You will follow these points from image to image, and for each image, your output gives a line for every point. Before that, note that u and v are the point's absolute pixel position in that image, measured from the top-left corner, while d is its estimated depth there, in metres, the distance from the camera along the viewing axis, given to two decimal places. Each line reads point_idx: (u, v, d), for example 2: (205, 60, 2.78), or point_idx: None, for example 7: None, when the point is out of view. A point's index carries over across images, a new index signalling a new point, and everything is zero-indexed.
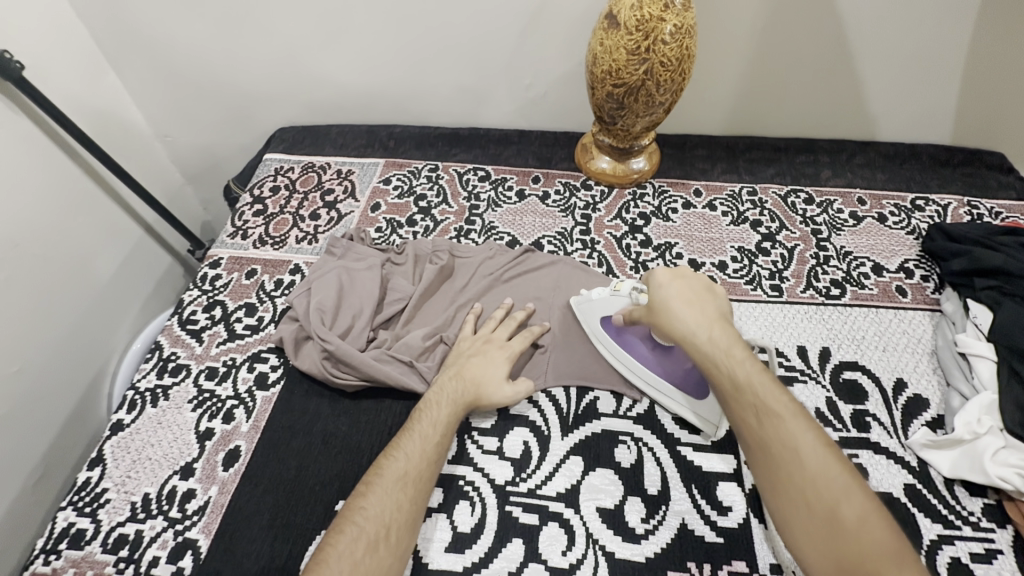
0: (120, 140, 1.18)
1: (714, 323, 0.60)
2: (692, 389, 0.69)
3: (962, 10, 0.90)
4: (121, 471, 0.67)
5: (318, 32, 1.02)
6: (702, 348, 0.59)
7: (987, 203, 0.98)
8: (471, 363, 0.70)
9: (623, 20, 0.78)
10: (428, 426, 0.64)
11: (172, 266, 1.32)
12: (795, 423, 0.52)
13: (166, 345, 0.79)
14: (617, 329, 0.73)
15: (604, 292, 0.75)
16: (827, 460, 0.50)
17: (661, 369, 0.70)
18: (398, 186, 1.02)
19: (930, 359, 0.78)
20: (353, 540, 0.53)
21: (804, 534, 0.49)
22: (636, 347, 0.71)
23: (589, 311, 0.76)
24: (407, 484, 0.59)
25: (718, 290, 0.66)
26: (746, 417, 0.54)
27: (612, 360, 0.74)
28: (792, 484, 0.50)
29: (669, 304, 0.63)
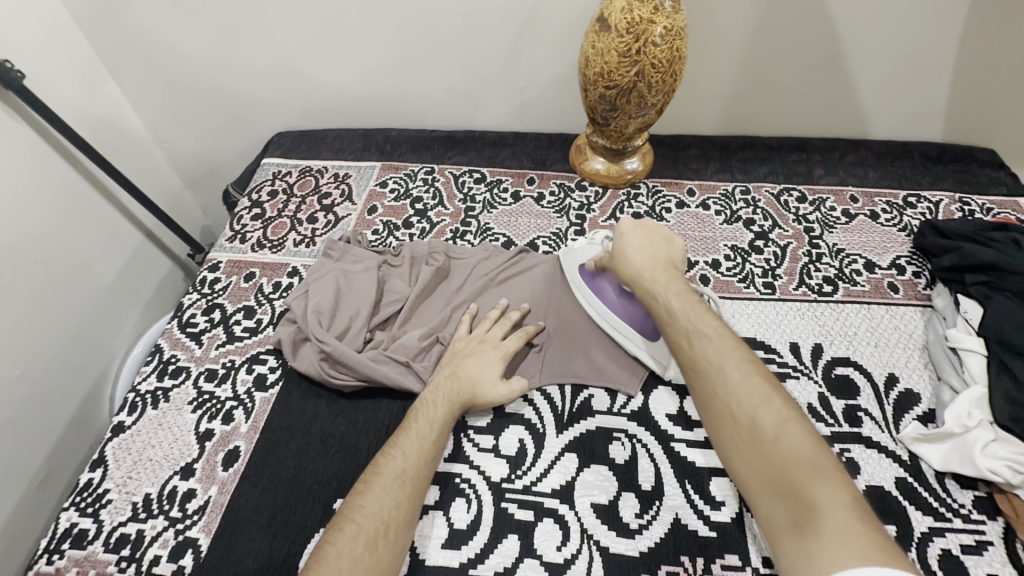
0: (120, 147, 1.19)
1: (660, 267, 0.73)
2: (650, 331, 0.75)
3: (951, 8, 0.91)
4: (122, 472, 0.68)
5: (314, 37, 1.04)
6: (648, 290, 0.72)
7: (978, 199, 0.98)
8: (466, 362, 0.71)
9: (614, 23, 0.80)
10: (425, 425, 0.65)
11: (172, 271, 1.33)
12: (718, 346, 0.63)
13: (166, 348, 0.80)
14: (591, 275, 0.81)
15: (583, 243, 0.85)
16: (747, 375, 0.60)
17: (625, 312, 0.77)
18: (395, 189, 1.03)
19: (921, 355, 0.79)
20: (353, 537, 0.54)
21: (731, 439, 0.58)
22: (605, 290, 0.79)
23: (570, 261, 0.84)
24: (405, 483, 0.59)
25: (674, 241, 0.79)
26: (681, 344, 0.66)
27: (584, 304, 0.79)
28: (717, 399, 0.60)
29: (625, 252, 0.76)
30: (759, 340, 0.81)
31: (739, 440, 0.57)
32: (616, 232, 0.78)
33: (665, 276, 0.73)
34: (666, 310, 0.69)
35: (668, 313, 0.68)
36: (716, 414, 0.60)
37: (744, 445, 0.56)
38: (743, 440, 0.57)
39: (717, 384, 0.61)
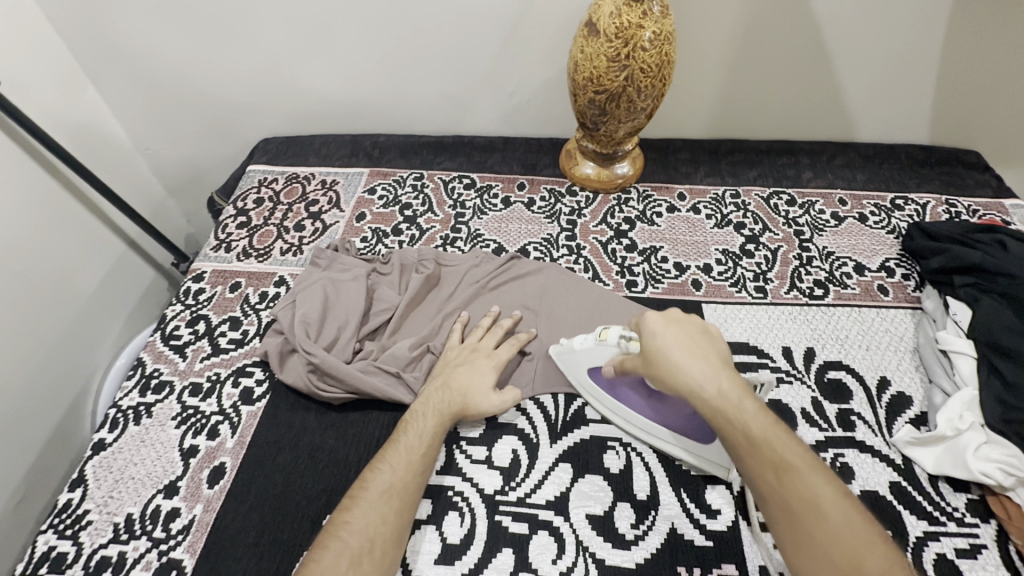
0: (100, 153, 1.17)
1: (722, 376, 0.56)
2: (698, 434, 0.65)
3: (935, 13, 0.92)
4: (103, 492, 0.66)
5: (299, 42, 1.02)
6: (714, 404, 0.54)
7: (964, 201, 0.99)
8: (459, 371, 0.70)
9: (602, 28, 0.79)
10: (414, 437, 0.63)
11: (156, 280, 1.30)
12: (813, 477, 0.50)
13: (149, 362, 0.78)
14: (608, 380, 0.69)
15: (584, 341, 0.69)
16: (849, 516, 0.49)
17: (661, 419, 0.67)
18: (383, 195, 1.02)
19: (912, 357, 0.79)
20: (338, 554, 0.53)
21: None
22: (629, 397, 0.68)
23: (575, 362, 0.71)
24: (392, 497, 0.58)
25: (710, 332, 0.62)
26: (762, 471, 0.51)
27: (608, 414, 0.70)
28: (824, 552, 0.47)
29: (672, 354, 0.58)
30: (751, 345, 0.81)
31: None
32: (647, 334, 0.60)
33: (730, 387, 0.55)
34: (741, 427, 0.53)
35: (747, 433, 0.52)
36: (816, 562, 0.47)
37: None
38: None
39: (817, 527, 0.48)
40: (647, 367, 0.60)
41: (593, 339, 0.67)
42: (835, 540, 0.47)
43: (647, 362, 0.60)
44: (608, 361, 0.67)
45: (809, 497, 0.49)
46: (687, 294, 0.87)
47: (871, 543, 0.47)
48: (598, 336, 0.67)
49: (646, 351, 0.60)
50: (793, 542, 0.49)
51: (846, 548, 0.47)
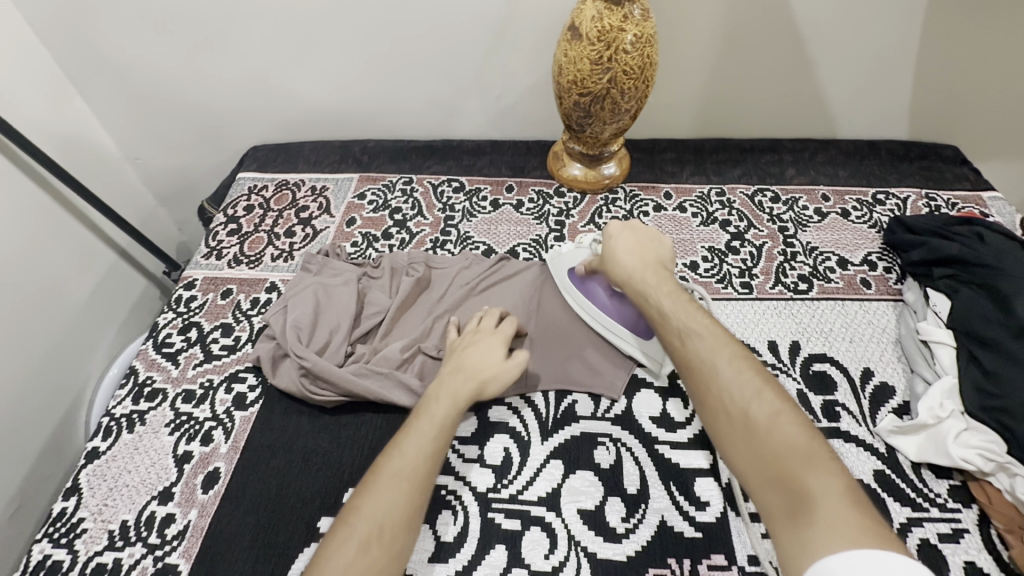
0: (89, 164, 1.17)
1: (650, 268, 0.72)
2: (642, 331, 0.77)
3: (910, 10, 0.94)
4: (98, 499, 0.66)
5: (287, 49, 1.03)
6: (637, 288, 0.71)
7: (943, 195, 1.02)
8: (470, 353, 0.71)
9: (585, 32, 0.81)
10: (428, 423, 0.62)
11: (147, 289, 1.30)
12: (711, 340, 0.61)
13: (141, 370, 0.78)
14: (580, 278, 0.82)
15: (572, 248, 0.87)
16: (743, 371, 0.57)
17: (616, 315, 0.78)
18: (373, 200, 1.03)
19: (895, 349, 0.80)
20: (348, 539, 0.52)
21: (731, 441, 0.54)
22: (595, 292, 0.80)
23: (558, 264, 0.86)
24: (404, 483, 0.57)
25: (664, 241, 0.78)
26: (671, 340, 0.64)
27: (575, 307, 0.81)
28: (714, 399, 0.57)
29: (615, 252, 0.76)
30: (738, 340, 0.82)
31: (734, 435, 0.54)
32: (606, 235, 0.77)
33: (654, 276, 0.71)
34: (656, 307, 0.68)
35: (659, 310, 0.67)
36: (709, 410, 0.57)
37: (740, 440, 0.53)
38: (740, 436, 0.54)
39: (709, 376, 0.58)
40: (604, 261, 0.77)
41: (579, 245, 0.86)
42: (723, 389, 0.57)
43: (602, 258, 0.78)
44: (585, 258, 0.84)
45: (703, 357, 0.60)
46: None
47: (757, 389, 0.56)
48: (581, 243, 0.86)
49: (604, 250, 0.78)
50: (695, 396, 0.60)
51: (735, 395, 0.56)
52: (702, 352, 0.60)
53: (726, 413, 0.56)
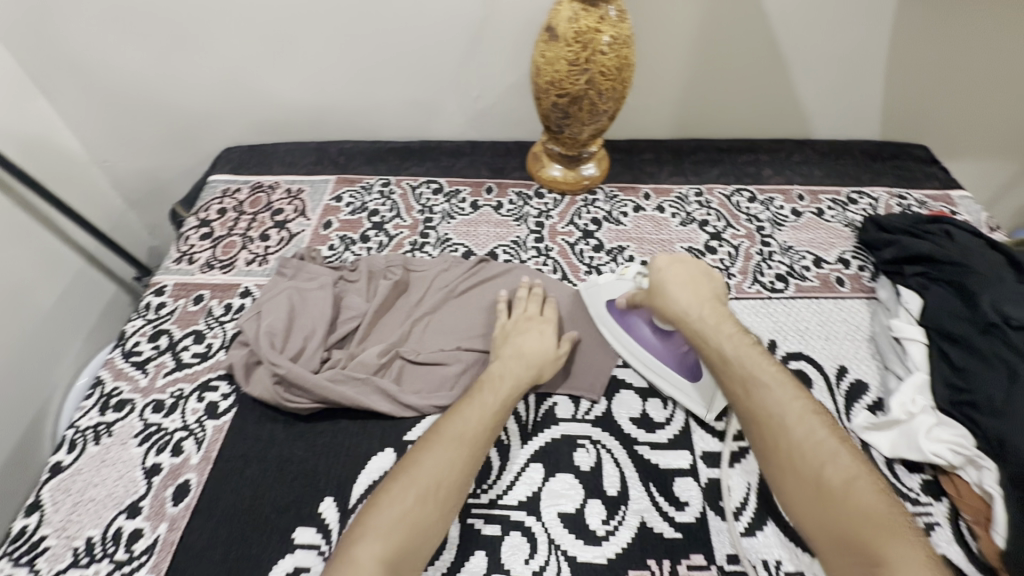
0: (54, 167, 1.13)
1: (706, 305, 0.70)
2: (689, 372, 0.73)
3: (879, 13, 0.96)
4: (61, 515, 0.63)
5: (260, 49, 1.01)
6: (692, 326, 0.68)
7: (914, 194, 1.04)
8: (524, 336, 0.74)
9: (562, 33, 0.81)
10: (490, 395, 0.65)
11: (118, 295, 1.27)
12: (781, 393, 0.59)
13: (108, 379, 0.76)
14: (621, 312, 0.78)
15: (614, 275, 0.83)
16: (816, 429, 0.57)
17: (661, 353, 0.74)
18: (351, 202, 1.01)
19: (868, 346, 0.82)
20: (409, 493, 0.54)
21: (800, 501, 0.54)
22: (637, 330, 0.76)
23: (597, 295, 0.82)
24: (464, 444, 0.59)
25: (715, 276, 0.75)
26: (734, 389, 0.62)
27: (613, 342, 0.78)
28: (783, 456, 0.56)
29: (665, 285, 0.72)
30: None
31: (801, 490, 0.54)
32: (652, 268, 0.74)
33: (711, 314, 0.69)
34: (716, 350, 0.65)
35: (720, 353, 0.65)
36: (775, 459, 0.56)
37: (813, 505, 0.52)
38: (809, 491, 0.53)
39: (778, 431, 0.57)
40: (650, 297, 0.73)
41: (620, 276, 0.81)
42: (794, 446, 0.56)
43: (650, 292, 0.74)
44: (625, 290, 0.79)
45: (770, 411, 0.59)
46: None
47: (832, 452, 0.55)
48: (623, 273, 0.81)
49: (652, 283, 0.74)
50: (758, 444, 0.59)
51: (806, 450, 0.55)
52: (769, 404, 0.59)
53: (794, 466, 0.55)
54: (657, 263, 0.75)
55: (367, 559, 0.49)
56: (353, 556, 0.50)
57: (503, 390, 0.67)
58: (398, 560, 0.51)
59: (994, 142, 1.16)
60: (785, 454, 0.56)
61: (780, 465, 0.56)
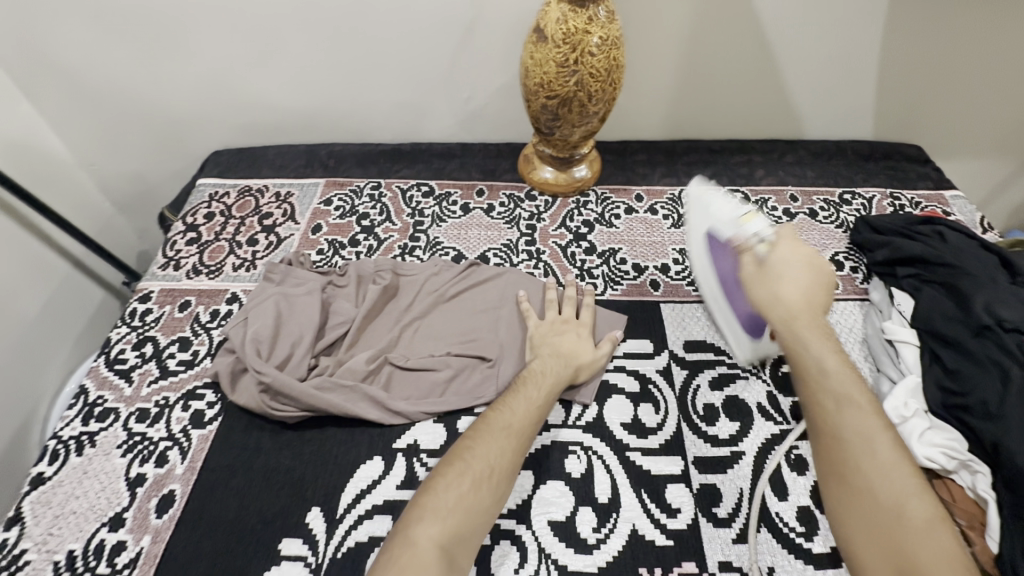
0: (40, 172, 1.12)
1: (811, 309, 0.67)
2: (744, 326, 0.77)
3: (870, 13, 0.95)
4: (43, 528, 0.62)
5: (245, 51, 1.00)
6: (787, 327, 0.66)
7: (907, 194, 1.03)
8: (564, 337, 0.76)
9: (550, 34, 0.80)
10: (533, 389, 0.68)
11: (106, 301, 1.26)
12: (866, 416, 0.58)
13: (92, 389, 0.74)
14: (716, 245, 0.80)
15: (733, 210, 0.78)
16: (893, 458, 0.55)
17: (731, 298, 0.78)
18: (340, 206, 1.00)
19: (861, 348, 0.81)
20: (465, 481, 0.58)
21: (851, 514, 0.55)
22: (725, 269, 0.78)
23: (703, 221, 0.82)
24: (511, 435, 0.62)
25: (830, 280, 0.70)
26: (816, 400, 0.61)
27: (697, 260, 0.83)
28: (848, 470, 0.56)
29: (774, 274, 0.70)
30: (709, 343, 0.81)
31: (850, 499, 0.55)
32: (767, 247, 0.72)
33: (814, 319, 0.66)
34: (807, 359, 0.64)
35: (810, 362, 0.63)
36: (829, 466, 0.58)
37: (867, 522, 0.53)
38: (863, 501, 0.54)
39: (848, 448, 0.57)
40: (757, 272, 0.71)
41: (738, 223, 0.76)
42: (862, 467, 0.56)
43: (759, 268, 0.71)
44: (732, 237, 0.76)
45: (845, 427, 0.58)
46: (645, 294, 0.88)
47: (907, 485, 0.53)
48: (744, 220, 0.76)
49: (764, 260, 0.71)
50: (817, 448, 0.60)
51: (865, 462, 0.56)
52: (848, 423, 0.58)
53: (849, 476, 0.56)
54: (782, 245, 0.72)
55: (427, 539, 0.53)
56: (411, 535, 0.53)
57: (546, 386, 0.68)
58: (452, 541, 0.54)
59: (987, 141, 1.16)
60: (842, 462, 0.57)
61: (834, 470, 0.57)
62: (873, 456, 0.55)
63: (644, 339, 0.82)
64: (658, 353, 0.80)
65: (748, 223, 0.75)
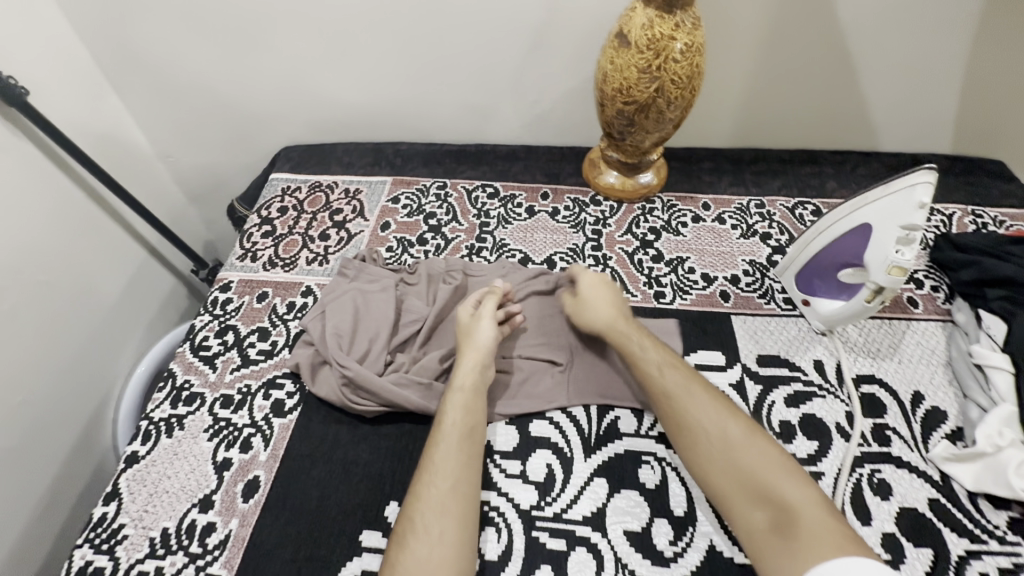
0: (122, 162, 1.17)
1: (619, 315, 0.75)
2: (805, 283, 0.83)
3: (963, 22, 0.91)
4: (139, 505, 0.65)
5: (323, 52, 1.02)
6: (613, 328, 0.74)
7: (990, 211, 0.99)
8: (468, 335, 0.73)
9: (633, 39, 0.79)
10: (450, 424, 0.64)
11: (176, 287, 1.31)
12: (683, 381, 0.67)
13: (179, 373, 0.78)
14: (858, 237, 0.71)
15: (897, 251, 0.67)
16: (711, 405, 0.65)
17: (824, 266, 0.79)
18: (407, 204, 1.02)
19: (945, 371, 0.78)
20: (413, 542, 0.55)
21: (702, 459, 0.62)
22: (847, 252, 0.74)
23: (881, 207, 0.68)
24: (451, 485, 0.59)
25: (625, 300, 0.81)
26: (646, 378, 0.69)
27: (835, 215, 0.74)
28: (684, 425, 0.64)
29: (589, 301, 0.77)
30: (784, 359, 0.80)
31: (695, 446, 0.63)
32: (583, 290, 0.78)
33: (626, 322, 0.75)
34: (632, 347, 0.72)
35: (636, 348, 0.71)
36: (673, 421, 0.65)
37: (716, 463, 0.61)
38: (707, 442, 0.62)
39: (679, 406, 0.65)
40: (575, 305, 0.78)
41: (880, 267, 0.68)
42: (692, 420, 0.64)
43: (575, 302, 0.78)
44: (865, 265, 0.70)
45: (670, 393, 0.66)
46: (715, 305, 0.87)
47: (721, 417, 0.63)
48: (886, 269, 0.68)
49: (581, 295, 0.78)
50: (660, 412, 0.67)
51: (738, 466, 0.60)
52: (675, 386, 0.67)
53: (687, 426, 0.64)
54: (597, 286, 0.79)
55: None
56: None
57: (458, 401, 0.66)
58: None
59: None
60: (681, 417, 0.65)
61: (676, 425, 0.65)
62: (744, 457, 0.60)
63: (716, 351, 0.81)
64: (730, 366, 0.79)
65: (884, 273, 0.68)
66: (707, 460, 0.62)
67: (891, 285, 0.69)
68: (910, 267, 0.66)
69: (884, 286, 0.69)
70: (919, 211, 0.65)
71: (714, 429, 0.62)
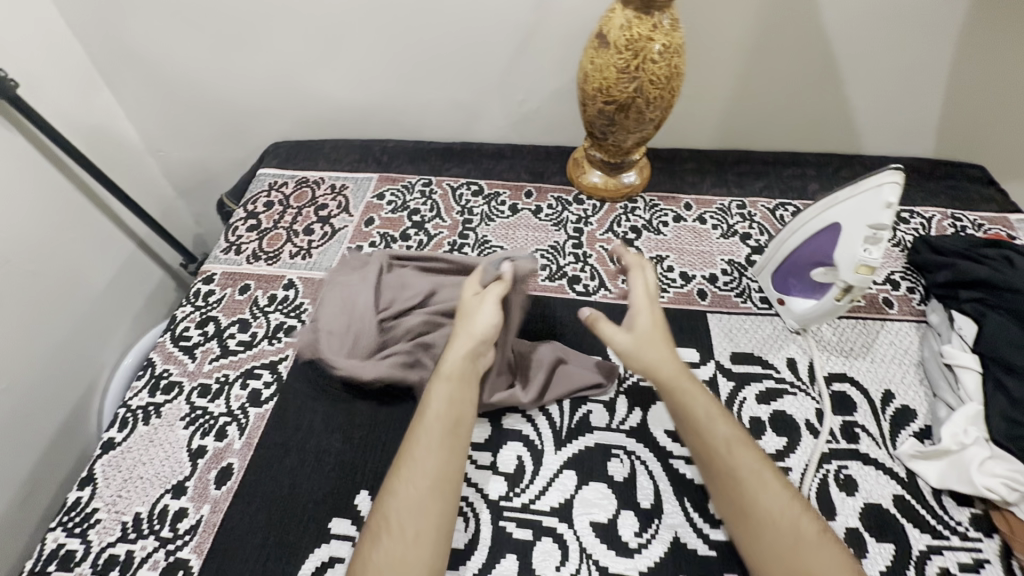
0: (112, 154, 1.19)
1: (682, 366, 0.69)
2: (782, 280, 0.84)
3: (945, 26, 0.92)
4: (112, 490, 0.67)
5: (312, 49, 1.04)
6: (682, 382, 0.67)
7: (970, 215, 1.00)
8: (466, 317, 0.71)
9: (612, 40, 0.80)
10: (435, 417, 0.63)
11: (164, 280, 1.32)
12: (748, 456, 0.60)
13: (158, 362, 0.79)
14: (830, 236, 0.73)
15: (864, 249, 0.67)
16: (777, 487, 0.58)
17: (800, 265, 0.80)
18: (392, 201, 1.03)
19: (917, 371, 0.79)
20: (387, 538, 0.55)
21: (763, 552, 0.55)
22: (820, 251, 0.75)
23: (852, 205, 0.69)
24: (430, 483, 0.58)
25: None
26: (715, 449, 0.62)
27: (810, 213, 0.75)
28: (749, 508, 0.57)
29: (651, 342, 0.70)
30: (757, 357, 0.81)
31: (757, 537, 0.56)
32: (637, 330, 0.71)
33: (688, 379, 0.67)
34: (700, 413, 0.64)
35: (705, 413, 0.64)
36: (737, 506, 0.58)
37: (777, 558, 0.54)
38: (772, 532, 0.55)
39: (746, 488, 0.58)
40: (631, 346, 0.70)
41: (848, 265, 0.69)
42: (758, 505, 0.57)
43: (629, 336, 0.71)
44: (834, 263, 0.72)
45: (738, 473, 0.59)
46: (692, 303, 0.88)
47: (786, 504, 0.57)
48: (854, 268, 0.68)
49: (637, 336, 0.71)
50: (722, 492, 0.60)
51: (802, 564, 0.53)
52: (744, 466, 0.59)
53: (748, 512, 0.57)
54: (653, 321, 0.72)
55: None
56: None
57: (445, 389, 0.65)
58: None
59: None
60: (745, 501, 0.58)
61: (740, 509, 0.58)
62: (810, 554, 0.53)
63: (690, 347, 0.82)
64: (704, 363, 0.80)
65: (852, 271, 0.69)
66: (767, 552, 0.55)
67: (860, 284, 0.69)
68: (877, 266, 0.67)
69: (852, 284, 0.70)
70: (886, 210, 0.65)
71: (781, 519, 0.56)
